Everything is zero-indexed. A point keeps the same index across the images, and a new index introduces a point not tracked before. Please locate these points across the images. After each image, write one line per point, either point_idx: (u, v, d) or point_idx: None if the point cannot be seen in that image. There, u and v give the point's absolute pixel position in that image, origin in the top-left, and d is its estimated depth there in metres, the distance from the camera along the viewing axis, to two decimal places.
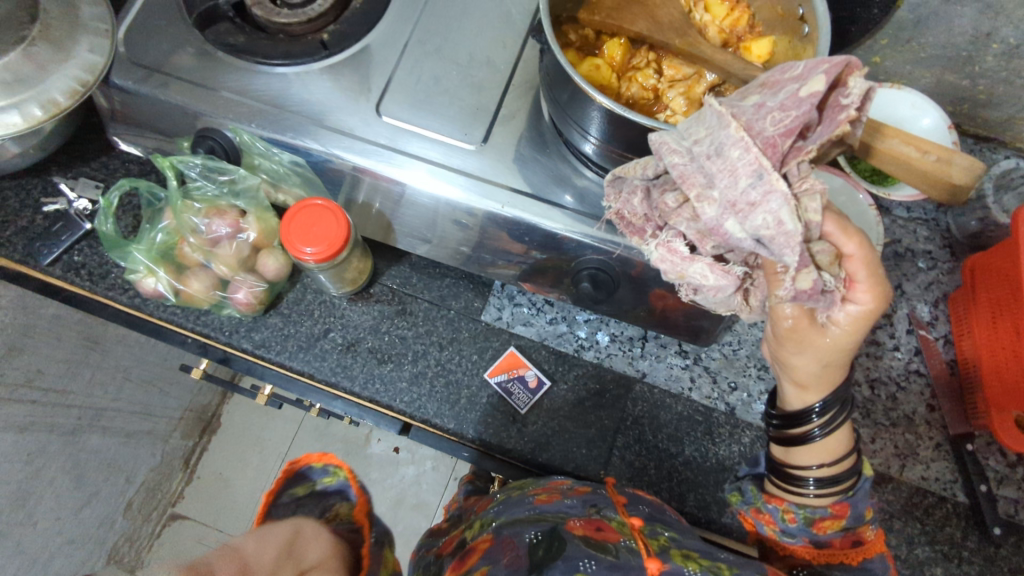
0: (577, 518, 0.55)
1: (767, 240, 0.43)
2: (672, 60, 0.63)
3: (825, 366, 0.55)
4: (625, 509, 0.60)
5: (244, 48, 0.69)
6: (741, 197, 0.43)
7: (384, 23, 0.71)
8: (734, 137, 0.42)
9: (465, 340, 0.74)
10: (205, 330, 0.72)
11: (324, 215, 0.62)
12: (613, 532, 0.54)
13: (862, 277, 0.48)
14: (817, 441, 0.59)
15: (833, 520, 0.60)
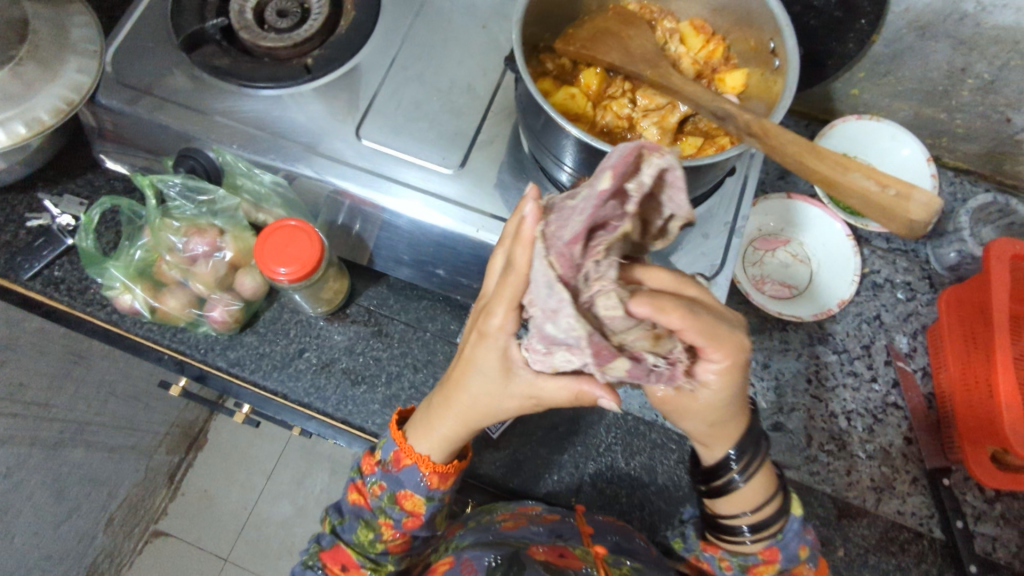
0: (540, 544, 0.58)
1: (580, 342, 0.40)
2: (646, 90, 0.63)
3: (712, 426, 0.51)
4: (592, 539, 0.61)
5: (229, 70, 0.69)
6: (543, 305, 0.40)
7: (367, 48, 0.72)
8: (528, 252, 0.39)
9: (440, 363, 0.74)
10: (182, 348, 0.73)
11: (298, 235, 0.63)
12: (575, 558, 0.56)
13: (690, 327, 0.41)
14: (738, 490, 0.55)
15: (767, 566, 0.58)
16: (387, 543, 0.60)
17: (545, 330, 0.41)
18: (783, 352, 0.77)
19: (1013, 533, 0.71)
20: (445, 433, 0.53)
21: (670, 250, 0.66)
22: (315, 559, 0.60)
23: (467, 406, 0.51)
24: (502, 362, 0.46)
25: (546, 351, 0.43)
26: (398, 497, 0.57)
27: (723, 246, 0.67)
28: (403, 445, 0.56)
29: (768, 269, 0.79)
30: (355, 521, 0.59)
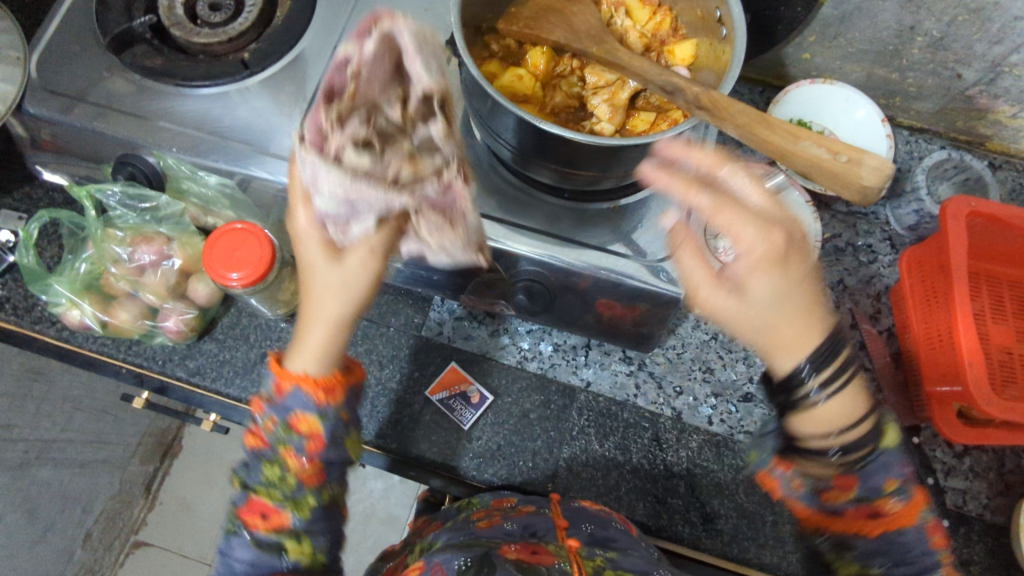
0: (511, 542, 0.55)
1: (351, 201, 0.45)
2: (594, 68, 0.62)
3: (803, 315, 0.50)
4: (567, 531, 0.60)
5: (162, 70, 0.67)
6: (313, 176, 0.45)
7: (306, 39, 0.69)
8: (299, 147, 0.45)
9: (407, 357, 0.73)
10: (138, 361, 0.71)
11: (247, 239, 0.60)
12: (549, 555, 0.53)
13: (732, 216, 0.47)
14: (818, 405, 0.51)
15: (842, 492, 0.52)
16: (298, 475, 0.51)
17: (338, 220, 0.47)
18: None
19: (982, 485, 0.72)
20: (322, 318, 0.51)
21: (630, 228, 0.65)
22: (236, 520, 0.52)
23: (320, 317, 0.51)
24: (321, 246, 0.50)
25: (350, 232, 0.47)
26: (292, 424, 0.51)
27: None
28: (278, 371, 0.51)
29: (730, 239, 0.78)
30: (258, 464, 0.52)
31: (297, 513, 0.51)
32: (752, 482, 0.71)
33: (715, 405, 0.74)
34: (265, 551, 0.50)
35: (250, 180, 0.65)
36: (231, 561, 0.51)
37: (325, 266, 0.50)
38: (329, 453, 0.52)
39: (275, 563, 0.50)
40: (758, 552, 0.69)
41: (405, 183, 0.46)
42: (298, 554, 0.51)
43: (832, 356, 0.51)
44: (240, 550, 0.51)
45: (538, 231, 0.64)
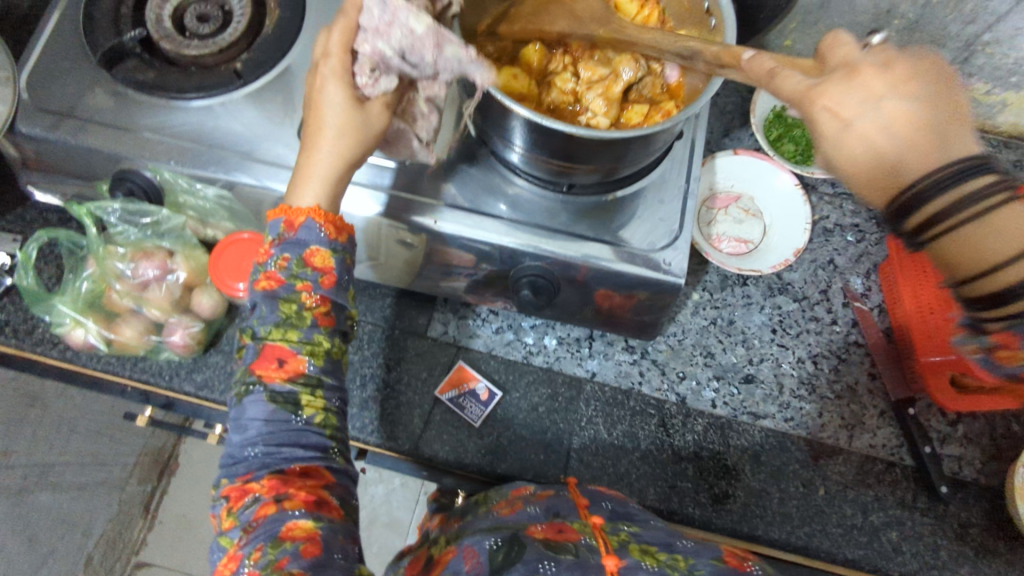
0: (537, 522, 0.58)
1: (407, 51, 0.50)
2: (587, 63, 0.63)
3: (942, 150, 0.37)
4: (588, 510, 0.62)
5: (155, 83, 0.67)
6: (379, 21, 0.50)
7: (298, 47, 0.70)
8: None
9: (413, 359, 0.74)
10: (145, 377, 0.71)
11: (253, 248, 0.60)
12: (573, 531, 0.57)
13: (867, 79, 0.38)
14: (978, 230, 0.36)
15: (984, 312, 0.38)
16: (313, 312, 0.54)
17: (375, 23, 0.50)
18: (746, 306, 0.79)
19: (976, 451, 0.75)
20: (326, 167, 0.53)
21: (626, 220, 0.66)
22: (249, 380, 0.54)
23: (322, 133, 0.52)
24: (337, 67, 0.51)
25: (364, 50, 0.51)
26: (305, 258, 0.54)
27: (679, 210, 0.67)
28: (285, 212, 0.53)
29: (722, 227, 0.80)
30: (273, 303, 0.54)
31: (313, 359, 0.54)
32: (758, 460, 0.73)
33: (718, 388, 0.75)
34: (279, 405, 0.53)
35: (247, 189, 0.65)
36: (246, 421, 0.53)
37: (335, 92, 0.51)
38: (339, 294, 0.56)
39: (292, 440, 0.53)
40: (768, 529, 0.70)
41: (428, 63, 0.51)
42: (312, 409, 0.54)
43: (972, 178, 0.36)
44: (254, 408, 0.53)
45: (537, 226, 0.65)
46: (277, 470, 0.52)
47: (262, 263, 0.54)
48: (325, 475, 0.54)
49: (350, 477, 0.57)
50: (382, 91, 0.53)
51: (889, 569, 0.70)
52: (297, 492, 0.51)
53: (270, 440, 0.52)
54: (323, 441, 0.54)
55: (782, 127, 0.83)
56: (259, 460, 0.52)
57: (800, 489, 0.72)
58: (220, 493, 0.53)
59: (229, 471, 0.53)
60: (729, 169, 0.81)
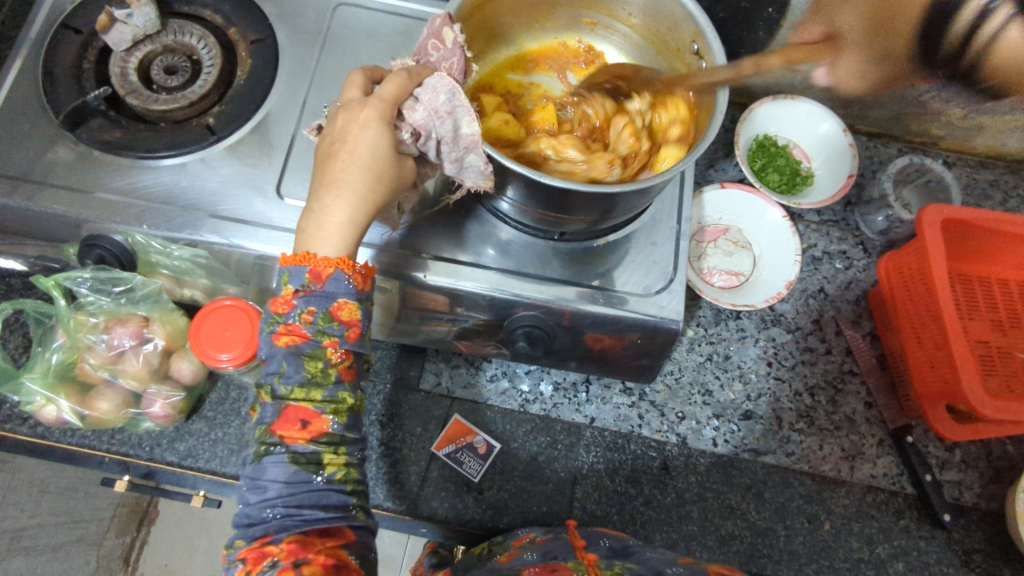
0: (533, 565, 0.55)
1: (460, 137, 0.53)
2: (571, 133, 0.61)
3: None
4: (586, 549, 0.59)
5: (123, 143, 0.64)
6: (441, 105, 0.52)
7: (274, 96, 0.67)
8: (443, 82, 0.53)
9: (407, 414, 0.72)
10: (124, 450, 0.68)
11: (235, 315, 0.58)
12: (566, 570, 0.53)
13: None
14: None
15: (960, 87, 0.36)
16: (338, 368, 0.52)
17: (436, 105, 0.52)
18: (740, 340, 0.79)
19: (975, 475, 0.75)
20: (354, 215, 0.51)
21: (615, 264, 0.65)
22: (268, 439, 0.51)
23: (358, 177, 0.50)
24: (384, 114, 0.51)
25: (414, 116, 0.52)
26: (333, 311, 0.51)
27: (673, 251, 0.66)
28: (312, 258, 0.50)
29: (712, 260, 0.79)
30: (296, 361, 0.51)
31: (336, 417, 0.52)
32: (762, 498, 0.72)
33: (718, 426, 0.74)
34: (302, 467, 0.50)
35: (225, 252, 0.62)
36: (265, 483, 0.50)
37: (379, 140, 0.51)
38: (362, 345, 0.53)
39: (314, 501, 0.50)
40: (776, 568, 0.69)
41: (453, 160, 0.54)
42: (334, 466, 0.51)
43: None
44: (274, 469, 0.49)
45: (530, 276, 0.63)
46: (297, 532, 0.49)
47: (282, 314, 0.51)
48: (345, 534, 0.51)
49: (372, 530, 0.54)
50: (410, 153, 0.55)
51: None
52: (315, 556, 0.47)
53: (290, 502, 0.49)
54: (346, 499, 0.51)
55: (765, 156, 0.83)
56: (278, 522, 0.49)
57: (805, 525, 0.71)
58: (235, 556, 0.49)
59: (245, 532, 0.50)
60: (716, 201, 0.81)
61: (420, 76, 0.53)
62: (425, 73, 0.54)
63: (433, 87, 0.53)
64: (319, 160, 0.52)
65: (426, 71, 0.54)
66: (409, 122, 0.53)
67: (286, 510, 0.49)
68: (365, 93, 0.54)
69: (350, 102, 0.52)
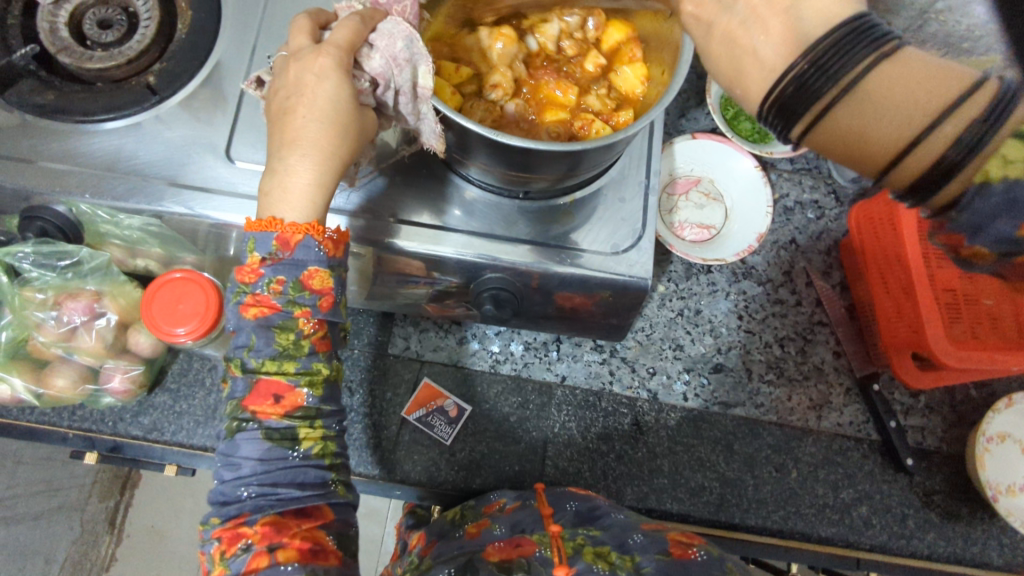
0: (495, 542, 0.59)
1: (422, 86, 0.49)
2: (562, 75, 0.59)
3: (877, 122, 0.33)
4: (553, 518, 0.61)
5: (57, 106, 0.59)
6: (397, 53, 0.48)
7: (220, 49, 0.63)
8: (400, 27, 0.48)
9: (377, 380, 0.71)
10: (86, 426, 0.67)
11: (189, 288, 0.55)
12: (530, 544, 0.58)
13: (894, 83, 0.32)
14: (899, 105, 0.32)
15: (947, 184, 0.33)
16: (311, 339, 0.50)
17: (392, 52, 0.48)
18: (712, 294, 0.78)
19: (938, 420, 0.76)
20: (320, 175, 0.48)
21: (581, 223, 0.63)
22: (240, 415, 0.50)
23: (321, 134, 0.47)
24: (340, 62, 0.47)
25: (371, 64, 0.49)
26: (303, 280, 0.48)
27: (641, 208, 0.65)
28: (280, 224, 0.47)
29: (684, 213, 0.78)
30: (266, 334, 0.49)
31: (310, 390, 0.50)
32: (731, 449, 0.73)
33: (688, 380, 0.75)
34: (276, 443, 0.49)
35: (182, 219, 0.58)
36: (238, 460, 0.49)
37: (340, 91, 0.47)
38: (336, 314, 0.51)
39: (290, 479, 0.49)
40: (744, 516, 0.71)
41: (412, 113, 0.51)
42: (310, 442, 0.50)
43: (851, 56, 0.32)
44: (248, 446, 0.48)
45: (497, 237, 0.62)
46: (272, 513, 0.48)
47: (248, 284, 0.48)
48: (325, 513, 0.51)
49: (354, 505, 0.54)
50: (369, 104, 0.51)
51: (860, 542, 0.71)
52: (291, 540, 0.47)
53: (265, 480, 0.48)
54: (324, 475, 0.51)
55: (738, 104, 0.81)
56: (253, 501, 0.48)
57: (773, 474, 0.73)
58: (210, 534, 0.48)
59: (219, 510, 0.49)
60: (684, 152, 0.79)
61: (371, 19, 0.49)
62: (378, 17, 0.49)
63: (389, 33, 0.48)
64: (275, 118, 0.48)
65: (378, 15, 0.49)
66: (366, 71, 0.49)
67: (259, 490, 0.48)
68: (315, 41, 0.49)
69: (300, 52, 0.48)
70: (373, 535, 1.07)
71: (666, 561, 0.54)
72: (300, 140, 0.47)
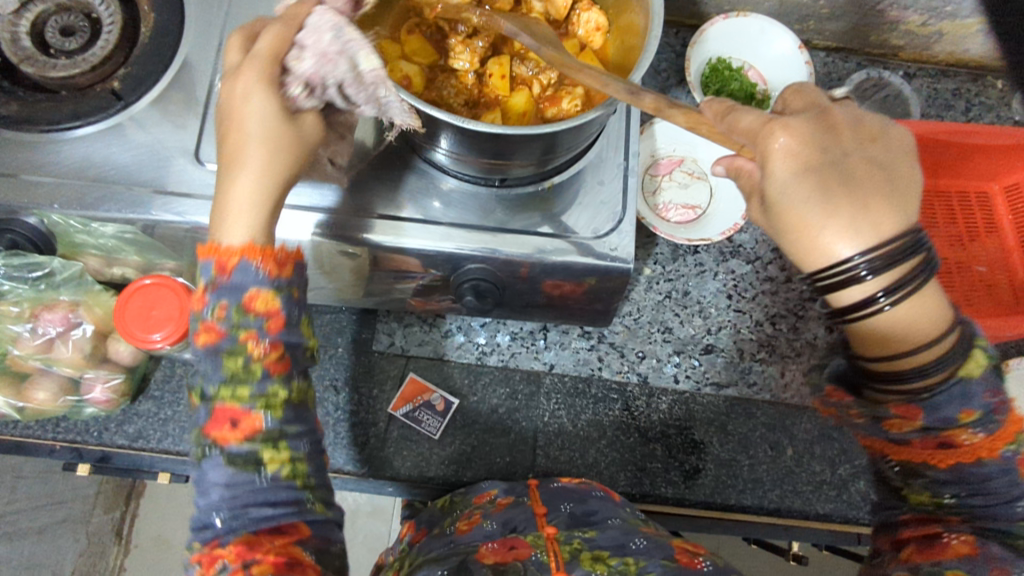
0: (489, 543, 0.56)
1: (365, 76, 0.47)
2: (496, 82, 0.57)
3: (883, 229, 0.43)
4: (546, 517, 0.59)
5: (23, 117, 0.58)
6: (328, 46, 0.46)
7: (184, 52, 0.62)
8: (331, 20, 0.46)
9: (362, 377, 0.71)
10: (72, 437, 0.67)
11: (161, 294, 0.54)
12: (525, 546, 0.54)
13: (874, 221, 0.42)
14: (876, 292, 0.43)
15: (904, 422, 0.48)
16: (264, 362, 0.44)
17: (322, 46, 0.46)
18: (699, 275, 0.77)
19: None
20: (259, 197, 0.44)
21: (561, 209, 0.62)
22: (205, 441, 0.45)
23: (252, 149, 0.44)
24: (265, 75, 0.44)
25: (301, 66, 0.45)
26: (245, 303, 0.43)
27: (621, 190, 0.63)
28: (215, 249, 0.43)
29: (668, 194, 0.77)
30: (216, 362, 0.44)
31: (270, 413, 0.44)
32: (725, 430, 0.72)
33: (679, 363, 0.74)
34: (240, 469, 0.44)
35: (170, 227, 0.58)
36: (206, 485, 0.44)
37: (268, 107, 0.44)
38: (294, 332, 0.45)
39: (259, 499, 0.44)
40: (740, 497, 0.70)
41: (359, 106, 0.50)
42: (277, 464, 0.44)
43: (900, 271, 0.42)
44: (212, 474, 0.44)
45: (474, 227, 0.60)
46: (244, 533, 0.44)
47: (198, 311, 0.44)
48: (300, 529, 0.45)
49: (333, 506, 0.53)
50: (309, 113, 0.47)
51: (860, 518, 0.70)
52: (265, 556, 0.43)
53: (233, 503, 0.44)
54: (298, 493, 0.45)
55: (718, 81, 0.78)
56: (224, 525, 0.44)
57: (769, 453, 0.71)
58: (190, 559, 0.45)
59: (196, 534, 0.45)
60: (663, 132, 0.78)
61: (294, 23, 0.46)
62: (301, 16, 0.47)
63: (318, 28, 0.46)
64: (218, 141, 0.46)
65: (301, 12, 0.47)
66: (296, 76, 0.45)
67: (232, 521, 0.44)
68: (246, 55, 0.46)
69: (229, 71, 0.45)
70: (380, 534, 1.07)
71: (672, 567, 0.51)
72: (235, 159, 0.44)
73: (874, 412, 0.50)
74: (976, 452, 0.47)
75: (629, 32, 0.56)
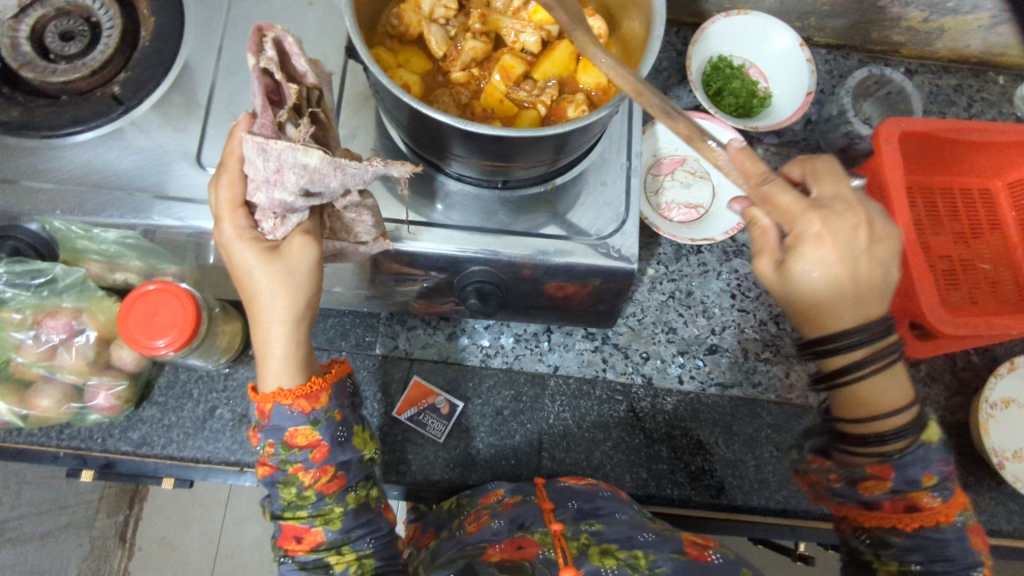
0: (496, 544, 0.55)
1: (313, 183, 0.43)
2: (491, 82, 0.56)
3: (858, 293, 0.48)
4: (554, 514, 0.58)
5: (24, 123, 0.58)
6: (266, 171, 0.42)
7: (183, 55, 0.61)
8: (256, 144, 0.41)
9: (366, 379, 0.71)
10: (76, 444, 0.67)
11: (164, 299, 0.54)
12: (532, 546, 0.54)
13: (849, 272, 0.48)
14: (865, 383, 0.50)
15: (878, 483, 0.53)
16: (315, 487, 0.52)
17: (263, 174, 0.43)
18: (703, 275, 0.77)
19: (940, 389, 0.75)
20: (289, 332, 0.47)
21: (565, 210, 0.62)
22: (279, 552, 0.54)
23: (276, 311, 0.46)
24: (238, 227, 0.45)
25: (259, 200, 0.44)
26: (288, 441, 0.50)
27: (623, 191, 0.63)
28: (259, 396, 0.49)
29: (670, 194, 0.77)
30: (274, 490, 0.52)
31: (328, 526, 0.52)
32: (730, 431, 0.72)
33: (684, 363, 0.74)
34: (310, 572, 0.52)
35: (171, 232, 0.58)
36: None
37: (256, 249, 0.45)
38: (338, 455, 0.52)
39: None
40: (747, 498, 0.69)
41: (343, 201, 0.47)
42: (343, 564, 0.52)
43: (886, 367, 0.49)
44: None
45: (477, 229, 0.60)
46: None
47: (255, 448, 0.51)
48: None
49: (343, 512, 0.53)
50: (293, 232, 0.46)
51: None
52: None
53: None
54: None
55: (720, 79, 0.79)
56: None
57: (774, 453, 0.71)
58: None
59: None
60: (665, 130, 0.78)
61: (238, 157, 0.45)
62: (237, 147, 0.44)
63: (254, 157, 0.42)
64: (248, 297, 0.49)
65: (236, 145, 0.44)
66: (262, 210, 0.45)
67: None
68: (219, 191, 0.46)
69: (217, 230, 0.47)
70: None
71: (683, 561, 0.50)
72: (263, 326, 0.47)
73: (853, 476, 0.54)
74: (937, 517, 0.51)
75: (627, 42, 0.56)
